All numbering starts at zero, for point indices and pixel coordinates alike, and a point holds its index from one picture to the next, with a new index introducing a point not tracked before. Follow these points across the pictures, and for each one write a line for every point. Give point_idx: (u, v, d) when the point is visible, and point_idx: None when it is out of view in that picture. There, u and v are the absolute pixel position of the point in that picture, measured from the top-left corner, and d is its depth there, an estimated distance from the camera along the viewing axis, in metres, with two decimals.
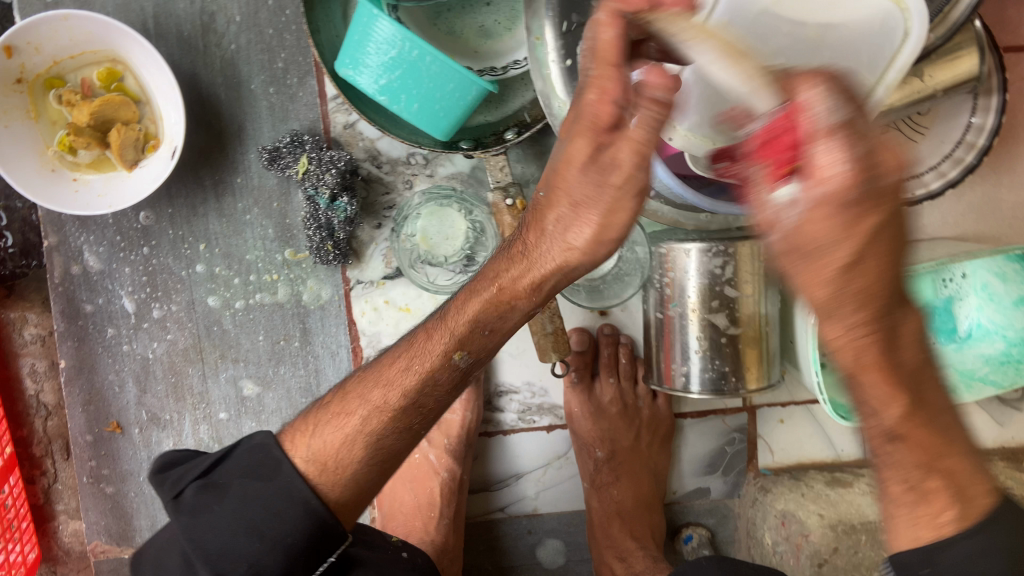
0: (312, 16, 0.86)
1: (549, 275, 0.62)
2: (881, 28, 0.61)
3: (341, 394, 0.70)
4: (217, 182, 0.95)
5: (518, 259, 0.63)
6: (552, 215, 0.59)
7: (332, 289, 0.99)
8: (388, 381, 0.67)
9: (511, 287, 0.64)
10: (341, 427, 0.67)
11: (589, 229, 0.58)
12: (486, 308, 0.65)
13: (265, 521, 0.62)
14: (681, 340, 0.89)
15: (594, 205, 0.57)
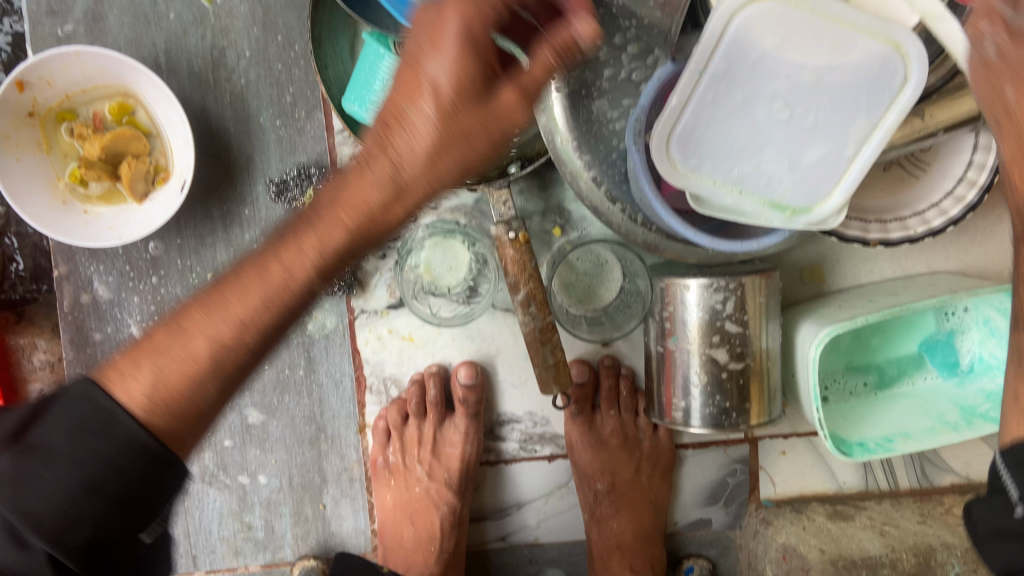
0: (319, 53, 0.88)
1: (427, 186, 0.54)
2: (880, 69, 0.70)
3: (173, 320, 0.55)
4: (225, 213, 0.96)
5: (400, 109, 0.53)
6: (413, 123, 0.52)
7: (337, 318, 1.00)
8: (234, 310, 0.54)
9: (394, 152, 0.53)
10: (184, 356, 0.53)
11: (438, 145, 0.52)
12: (356, 215, 0.54)
13: (97, 480, 0.48)
14: (681, 374, 0.90)
15: (462, 144, 0.52)
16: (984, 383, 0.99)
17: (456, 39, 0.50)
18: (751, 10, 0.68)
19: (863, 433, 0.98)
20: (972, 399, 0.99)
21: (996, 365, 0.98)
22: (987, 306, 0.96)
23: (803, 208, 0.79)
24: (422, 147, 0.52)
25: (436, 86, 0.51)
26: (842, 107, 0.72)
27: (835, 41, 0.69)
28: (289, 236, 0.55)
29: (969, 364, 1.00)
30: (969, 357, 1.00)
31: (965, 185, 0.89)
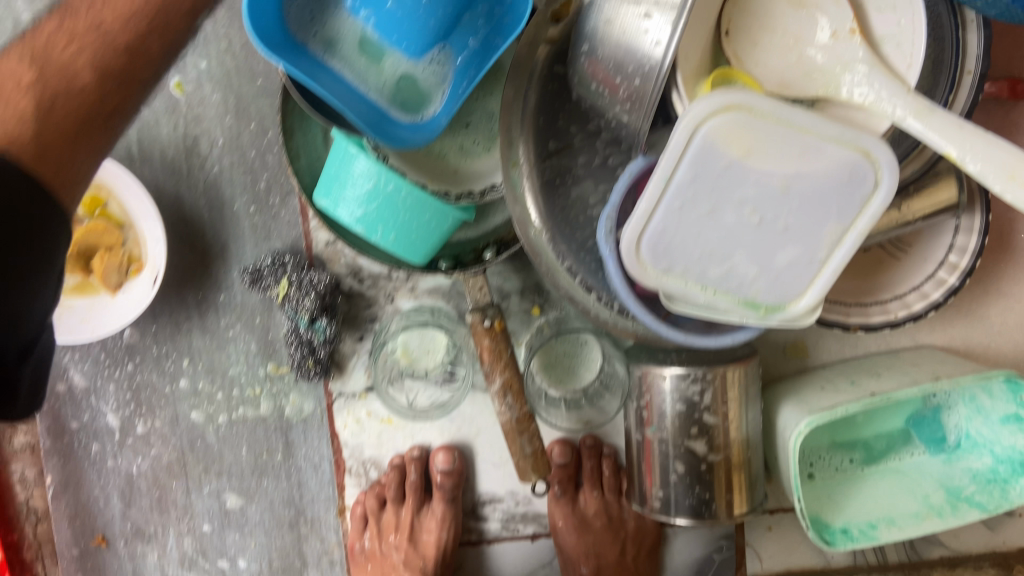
0: (292, 145, 0.87)
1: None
2: (849, 177, 0.69)
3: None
4: (200, 299, 0.96)
5: None
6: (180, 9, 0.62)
7: (314, 402, 0.99)
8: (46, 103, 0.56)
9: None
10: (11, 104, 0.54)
11: None
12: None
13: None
14: (660, 464, 0.88)
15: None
16: (971, 463, 0.97)
17: None
18: (716, 121, 0.67)
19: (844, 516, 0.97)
20: (958, 479, 0.97)
21: (983, 443, 0.96)
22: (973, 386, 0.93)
23: (777, 306, 0.77)
24: None
25: None
26: (813, 211, 0.71)
27: (802, 149, 0.68)
28: (36, 34, 0.59)
29: (956, 441, 0.98)
30: (955, 433, 0.98)
31: (946, 269, 0.88)
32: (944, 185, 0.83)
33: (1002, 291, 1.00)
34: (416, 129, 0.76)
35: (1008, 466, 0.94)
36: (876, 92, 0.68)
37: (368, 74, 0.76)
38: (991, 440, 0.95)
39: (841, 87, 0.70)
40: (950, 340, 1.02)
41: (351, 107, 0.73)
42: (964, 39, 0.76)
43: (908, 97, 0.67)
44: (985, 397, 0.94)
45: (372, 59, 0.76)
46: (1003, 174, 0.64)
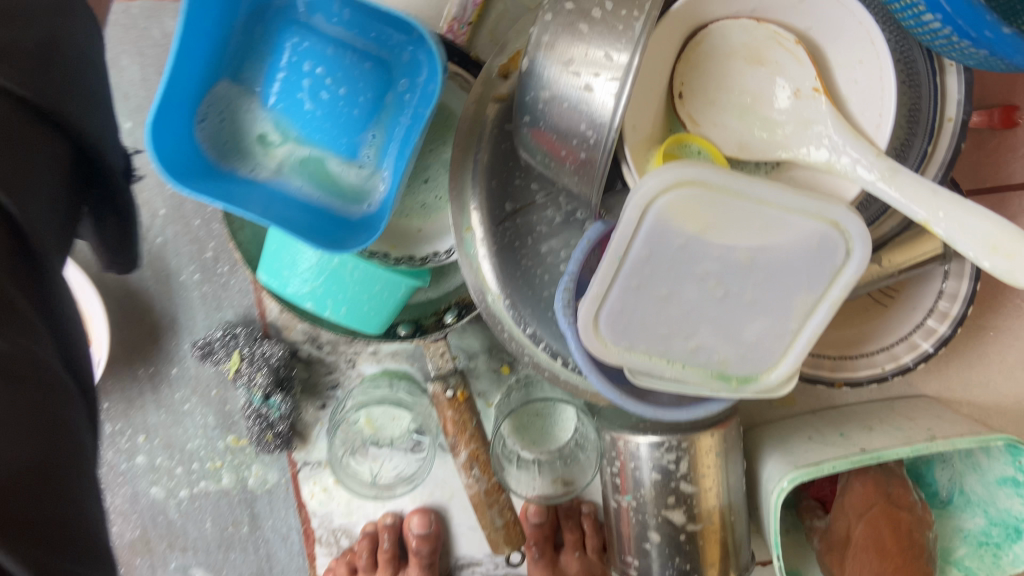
0: (232, 217, 0.82)
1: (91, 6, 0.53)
2: (818, 247, 0.64)
3: None
4: (153, 374, 0.92)
5: None
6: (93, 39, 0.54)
7: (279, 473, 0.95)
8: None
9: None
10: None
11: None
12: None
13: None
14: (635, 533, 0.84)
15: None
16: (964, 522, 0.92)
17: None
18: (667, 197, 0.61)
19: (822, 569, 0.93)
20: (951, 540, 0.93)
21: (976, 505, 0.90)
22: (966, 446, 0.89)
23: (749, 376, 0.72)
24: None
25: None
26: (779, 283, 0.66)
27: (765, 221, 0.63)
28: None
29: (949, 496, 0.94)
30: (949, 487, 0.94)
31: (936, 318, 0.83)
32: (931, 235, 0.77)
33: (992, 329, 0.95)
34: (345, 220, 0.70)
35: (1000, 530, 0.88)
36: (841, 155, 0.62)
37: (270, 162, 0.70)
38: (985, 502, 0.89)
39: (803, 149, 0.65)
40: (943, 381, 0.97)
41: (264, 205, 0.66)
42: (943, 83, 0.70)
43: (875, 159, 0.61)
44: (981, 457, 0.88)
45: (270, 145, 0.70)
46: (985, 246, 0.59)
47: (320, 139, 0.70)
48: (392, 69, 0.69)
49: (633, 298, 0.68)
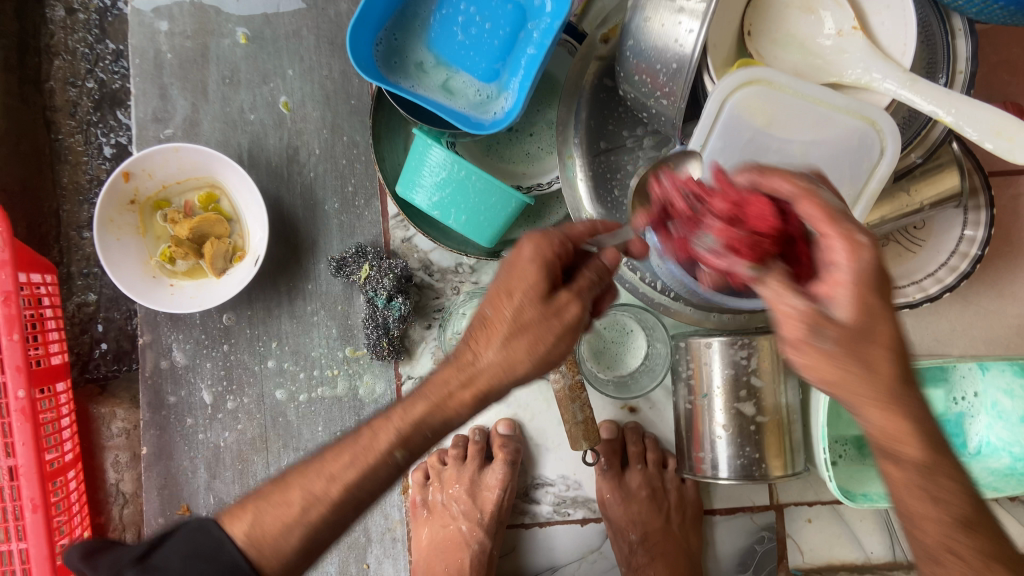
0: (379, 148, 1.02)
1: (497, 374, 0.65)
2: (858, 143, 0.82)
3: (281, 477, 0.67)
4: (291, 288, 1.09)
5: (482, 331, 0.66)
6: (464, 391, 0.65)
7: (386, 384, 1.09)
8: (331, 475, 0.65)
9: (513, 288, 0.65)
10: (282, 514, 0.64)
11: (523, 344, 0.64)
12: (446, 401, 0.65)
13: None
14: (708, 426, 0.97)
15: (521, 336, 0.64)
16: (990, 462, 1.06)
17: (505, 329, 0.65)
18: (741, 94, 0.81)
19: (869, 486, 1.02)
20: (977, 473, 1.06)
21: (1002, 445, 1.05)
22: (994, 389, 1.06)
23: None
24: (496, 345, 0.65)
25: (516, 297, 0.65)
26: (828, 176, 0.83)
27: (817, 118, 0.81)
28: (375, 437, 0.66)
29: (976, 446, 1.08)
30: (975, 440, 1.08)
31: (958, 257, 1.00)
32: (950, 174, 0.95)
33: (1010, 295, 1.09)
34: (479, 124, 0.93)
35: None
36: (874, 74, 0.82)
37: (427, 82, 0.95)
38: (1011, 442, 1.05)
39: (848, 72, 0.84)
40: (968, 340, 1.09)
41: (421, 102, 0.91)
42: (954, 45, 0.90)
43: (900, 74, 0.81)
44: (1006, 400, 1.05)
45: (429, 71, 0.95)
46: (992, 133, 0.79)
47: (465, 66, 0.95)
48: (526, 13, 0.92)
49: None
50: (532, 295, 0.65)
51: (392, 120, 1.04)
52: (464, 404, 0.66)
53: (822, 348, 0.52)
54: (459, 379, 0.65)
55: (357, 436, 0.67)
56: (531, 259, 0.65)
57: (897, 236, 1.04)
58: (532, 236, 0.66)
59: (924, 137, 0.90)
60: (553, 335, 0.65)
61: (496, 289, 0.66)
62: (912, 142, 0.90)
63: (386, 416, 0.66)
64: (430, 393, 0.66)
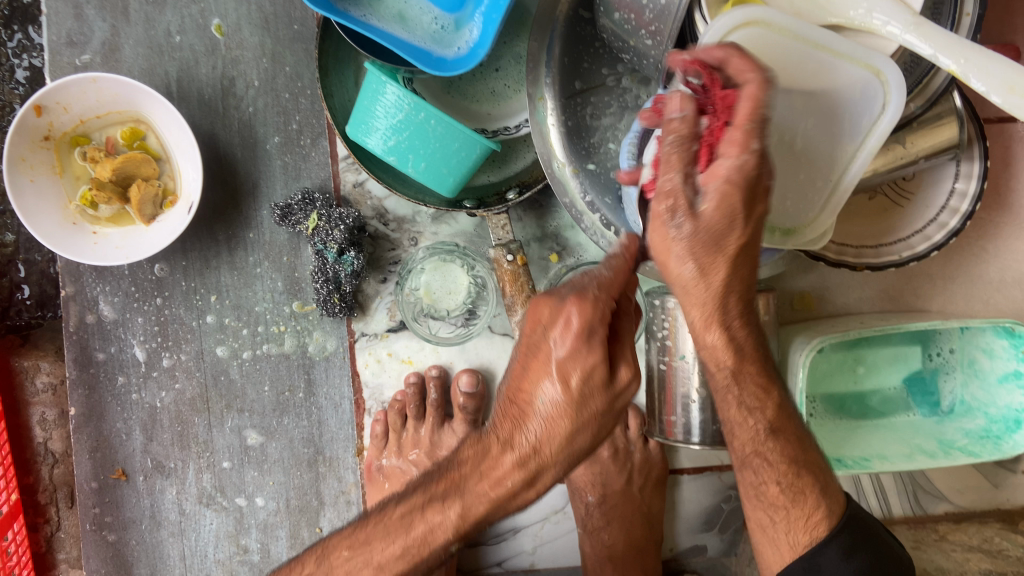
0: (326, 82, 0.90)
1: (561, 465, 0.64)
2: (860, 95, 0.73)
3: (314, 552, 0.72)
4: (231, 237, 0.99)
5: (538, 417, 0.63)
6: (543, 478, 0.64)
7: (337, 341, 1.00)
8: (372, 575, 0.67)
9: (566, 376, 0.61)
10: None
11: (585, 434, 0.63)
12: (512, 483, 0.63)
13: None
14: (681, 392, 0.93)
15: (584, 429, 0.63)
16: (965, 423, 1.01)
17: (571, 423, 0.62)
18: (737, 36, 0.71)
19: (841, 450, 0.99)
20: (951, 434, 1.01)
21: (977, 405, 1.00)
22: (972, 347, 1.00)
23: (792, 229, 0.79)
24: (560, 439, 0.62)
25: (570, 384, 0.61)
26: (824, 129, 0.75)
27: (817, 66, 0.73)
28: (437, 523, 0.65)
29: (950, 406, 1.03)
30: (949, 399, 1.03)
31: (949, 213, 0.94)
32: (948, 125, 0.88)
33: (994, 252, 1.03)
34: (434, 61, 0.83)
35: (1001, 425, 0.98)
36: (876, 17, 0.73)
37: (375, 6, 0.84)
38: (986, 403, 0.99)
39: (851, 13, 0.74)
40: (948, 298, 1.04)
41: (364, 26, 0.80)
42: None
43: (906, 16, 0.71)
44: (984, 359, 0.99)
45: None
46: (1003, 88, 0.69)
47: None
48: None
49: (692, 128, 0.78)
50: (595, 382, 0.62)
51: (342, 50, 0.92)
52: (524, 499, 0.65)
53: (674, 229, 0.59)
54: (522, 476, 0.63)
55: (410, 529, 0.66)
56: (587, 342, 0.61)
57: (885, 189, 0.98)
58: (582, 303, 0.61)
59: (924, 85, 0.82)
60: (610, 420, 0.64)
61: (546, 372, 0.62)
62: (912, 92, 0.82)
63: (443, 516, 0.65)
64: (491, 496, 0.63)
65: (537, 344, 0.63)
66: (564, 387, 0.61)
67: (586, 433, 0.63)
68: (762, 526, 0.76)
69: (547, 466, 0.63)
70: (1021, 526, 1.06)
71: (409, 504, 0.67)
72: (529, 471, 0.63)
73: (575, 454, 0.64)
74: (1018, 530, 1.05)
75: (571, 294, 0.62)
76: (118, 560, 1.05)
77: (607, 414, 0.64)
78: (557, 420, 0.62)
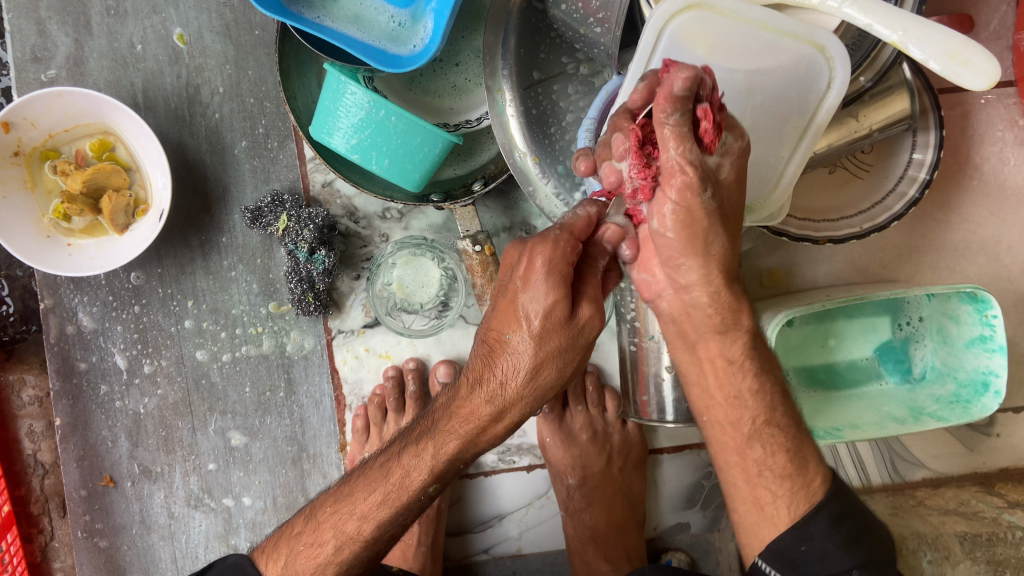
0: (288, 84, 0.92)
1: (533, 400, 0.68)
2: (805, 72, 0.73)
3: (313, 515, 0.78)
4: (204, 242, 1.01)
5: (499, 356, 0.66)
6: (512, 413, 0.68)
7: (315, 340, 1.02)
8: (363, 513, 0.74)
9: (525, 313, 0.64)
10: (314, 556, 0.76)
11: (551, 370, 0.66)
12: (477, 424, 0.69)
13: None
14: (653, 372, 0.95)
15: (551, 363, 0.65)
16: (935, 389, 1.02)
17: (535, 358, 0.65)
18: (680, 21, 0.72)
19: (814, 421, 1.00)
20: (922, 401, 1.02)
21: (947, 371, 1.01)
22: (938, 314, 1.01)
23: (749, 205, 0.82)
24: (523, 376, 0.66)
25: (529, 318, 0.64)
26: (769, 112, 0.76)
27: (761, 45, 0.72)
28: (416, 462, 0.72)
29: (921, 372, 1.05)
30: (921, 366, 1.05)
31: (907, 183, 0.96)
32: (899, 97, 0.89)
33: (956, 220, 1.05)
34: (391, 59, 0.84)
35: (969, 389, 0.99)
36: None
37: (329, 9, 0.85)
38: (955, 368, 1.00)
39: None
40: (916, 268, 1.06)
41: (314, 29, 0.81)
42: None
43: None
44: (950, 325, 1.00)
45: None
46: (943, 56, 0.69)
47: None
48: None
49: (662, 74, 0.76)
50: (556, 319, 0.64)
51: (302, 54, 0.94)
52: (495, 433, 0.70)
53: (704, 202, 0.61)
54: (490, 412, 0.68)
55: (389, 476, 0.74)
56: (548, 280, 0.63)
57: (845, 162, 1.00)
58: (544, 244, 0.63)
59: (873, 58, 0.82)
60: (576, 354, 0.66)
61: (513, 315, 0.65)
62: (861, 65, 0.83)
63: (419, 458, 0.72)
64: (462, 432, 0.69)
65: (505, 286, 0.67)
66: (525, 324, 0.64)
67: (553, 367, 0.66)
68: (760, 511, 0.69)
69: (512, 405, 0.67)
70: (996, 489, 1.09)
71: (390, 453, 0.75)
72: (497, 413, 0.68)
73: (547, 390, 0.67)
74: (993, 492, 1.08)
75: (538, 237, 0.65)
76: (111, 565, 1.06)
77: (569, 347, 0.66)
78: (522, 359, 0.65)
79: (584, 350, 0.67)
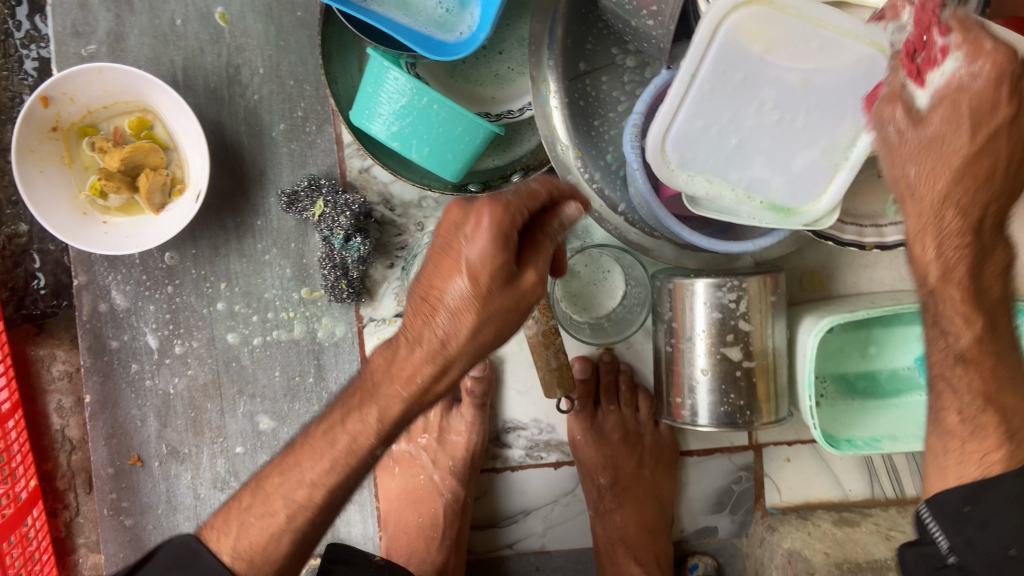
0: (329, 68, 0.90)
1: (472, 357, 0.63)
2: (865, 73, 0.71)
3: (260, 485, 0.71)
4: (239, 224, 1.00)
5: (435, 310, 0.61)
6: (455, 373, 0.64)
7: (346, 327, 1.01)
8: (311, 481, 0.68)
9: (471, 267, 0.59)
10: (265, 524, 0.69)
11: (492, 329, 0.62)
12: (416, 382, 0.63)
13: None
14: (688, 374, 0.93)
15: (488, 324, 0.61)
16: None
17: (479, 315, 0.60)
18: (738, 16, 0.68)
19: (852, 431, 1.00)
20: None
21: None
22: None
23: (794, 210, 0.79)
24: (465, 331, 0.61)
25: (473, 268, 0.59)
26: (829, 110, 0.73)
27: (820, 44, 0.69)
28: (359, 428, 0.66)
29: None
30: None
31: None
32: None
33: None
34: (438, 46, 0.82)
35: None
36: None
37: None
38: None
39: None
40: None
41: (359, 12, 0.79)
42: None
43: None
44: None
45: None
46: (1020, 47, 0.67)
47: None
48: None
49: (688, 156, 0.75)
50: (499, 275, 0.59)
51: (344, 36, 0.93)
52: (437, 391, 0.65)
53: (887, 135, 0.61)
54: (430, 372, 0.62)
55: (335, 443, 0.67)
56: (493, 238, 0.58)
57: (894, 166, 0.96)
58: (493, 203, 0.59)
59: None
60: (516, 316, 0.63)
61: (455, 269, 0.60)
62: None
63: (364, 423, 0.66)
64: (404, 396, 0.63)
65: (447, 243, 0.61)
66: (468, 278, 0.59)
67: (493, 325, 0.61)
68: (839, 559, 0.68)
69: (454, 365, 0.63)
70: None
71: (331, 421, 0.69)
72: (445, 370, 0.63)
73: (482, 353, 0.64)
74: None
75: (486, 198, 0.60)
76: (134, 543, 1.06)
77: (512, 306, 0.61)
78: (465, 316, 0.60)
79: (525, 311, 0.64)
